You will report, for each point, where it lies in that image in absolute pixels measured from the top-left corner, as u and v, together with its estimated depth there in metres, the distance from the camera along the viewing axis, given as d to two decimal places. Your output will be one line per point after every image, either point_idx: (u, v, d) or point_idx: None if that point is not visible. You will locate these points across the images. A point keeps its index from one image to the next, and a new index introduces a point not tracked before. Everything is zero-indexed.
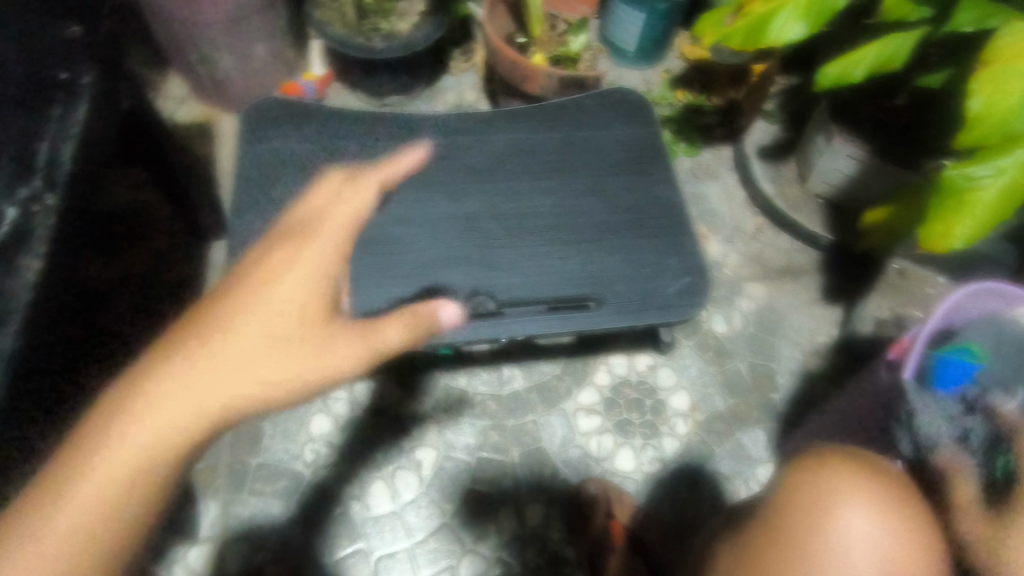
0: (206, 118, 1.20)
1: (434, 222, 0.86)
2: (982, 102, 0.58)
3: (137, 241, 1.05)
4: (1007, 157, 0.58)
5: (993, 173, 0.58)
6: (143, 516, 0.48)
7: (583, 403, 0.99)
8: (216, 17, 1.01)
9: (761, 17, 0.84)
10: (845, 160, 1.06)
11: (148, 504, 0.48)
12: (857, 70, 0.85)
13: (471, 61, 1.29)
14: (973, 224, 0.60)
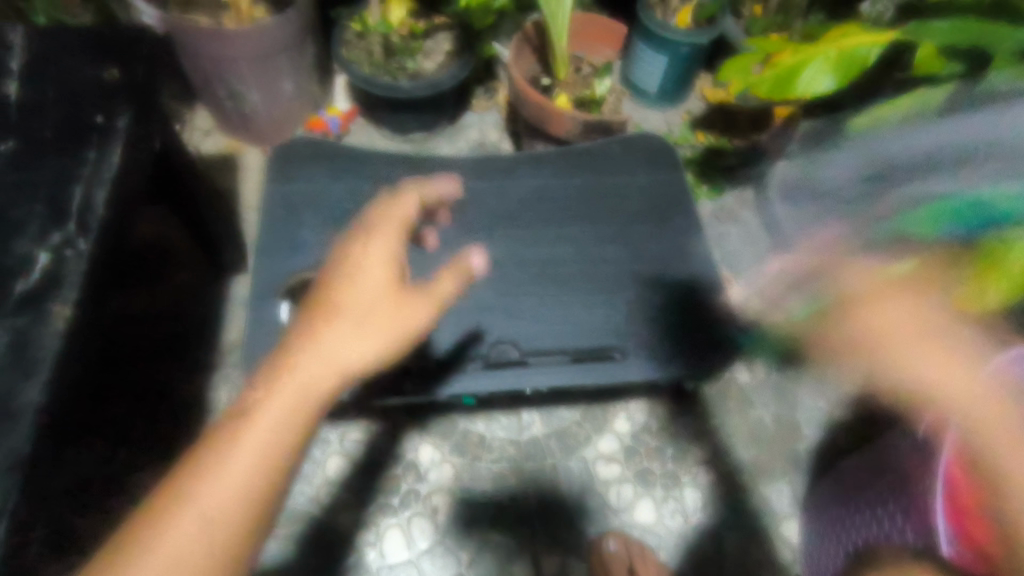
0: (231, 151, 1.21)
1: None
2: None
3: (160, 275, 1.05)
4: None
5: None
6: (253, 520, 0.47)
7: (603, 451, 0.97)
8: (246, 56, 1.02)
9: (789, 67, 0.84)
10: None
11: (268, 509, 0.48)
12: (886, 122, 0.85)
13: (494, 100, 1.30)
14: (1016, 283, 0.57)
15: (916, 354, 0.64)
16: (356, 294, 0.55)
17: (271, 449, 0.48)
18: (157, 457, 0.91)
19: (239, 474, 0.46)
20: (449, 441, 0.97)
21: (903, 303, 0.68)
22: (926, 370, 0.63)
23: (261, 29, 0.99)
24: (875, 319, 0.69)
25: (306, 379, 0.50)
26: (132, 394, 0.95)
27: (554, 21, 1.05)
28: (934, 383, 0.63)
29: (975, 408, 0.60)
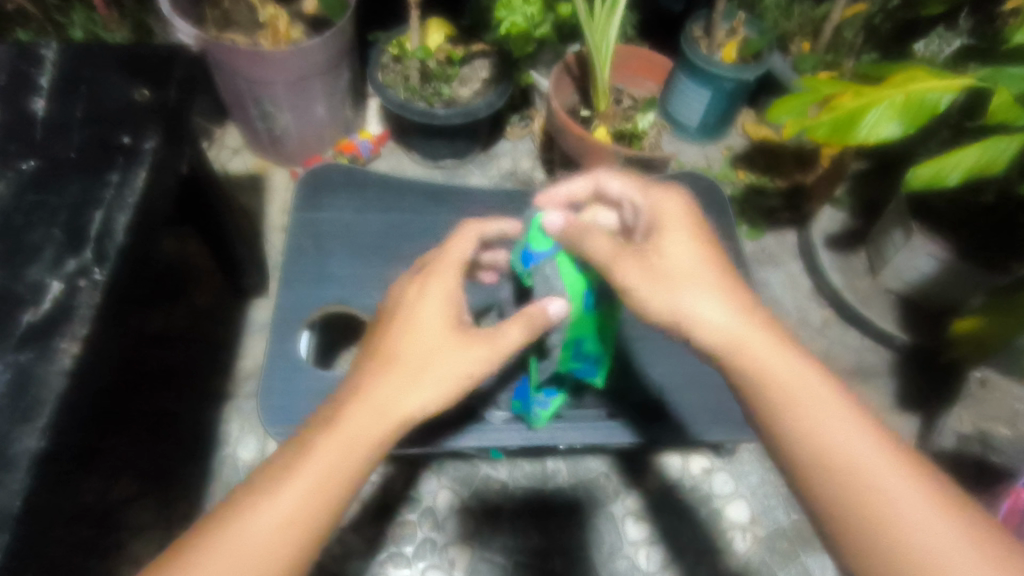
0: (259, 171, 1.18)
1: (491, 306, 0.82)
2: None
3: (178, 295, 1.02)
4: None
5: None
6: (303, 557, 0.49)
7: (633, 507, 0.91)
8: (280, 77, 1.00)
9: (849, 112, 0.79)
10: (925, 259, 0.98)
11: (319, 535, 0.50)
12: (952, 172, 0.79)
13: (529, 128, 1.26)
14: None
15: (832, 416, 0.50)
16: (416, 344, 0.56)
17: (322, 494, 0.50)
18: (161, 490, 0.87)
19: (297, 504, 0.49)
20: (468, 487, 0.91)
21: (711, 284, 0.55)
22: (805, 424, 0.50)
23: (297, 51, 0.96)
24: (631, 274, 0.54)
25: (369, 420, 0.53)
26: (139, 421, 0.91)
27: (597, 52, 1.01)
28: (818, 421, 0.50)
29: (880, 476, 0.48)
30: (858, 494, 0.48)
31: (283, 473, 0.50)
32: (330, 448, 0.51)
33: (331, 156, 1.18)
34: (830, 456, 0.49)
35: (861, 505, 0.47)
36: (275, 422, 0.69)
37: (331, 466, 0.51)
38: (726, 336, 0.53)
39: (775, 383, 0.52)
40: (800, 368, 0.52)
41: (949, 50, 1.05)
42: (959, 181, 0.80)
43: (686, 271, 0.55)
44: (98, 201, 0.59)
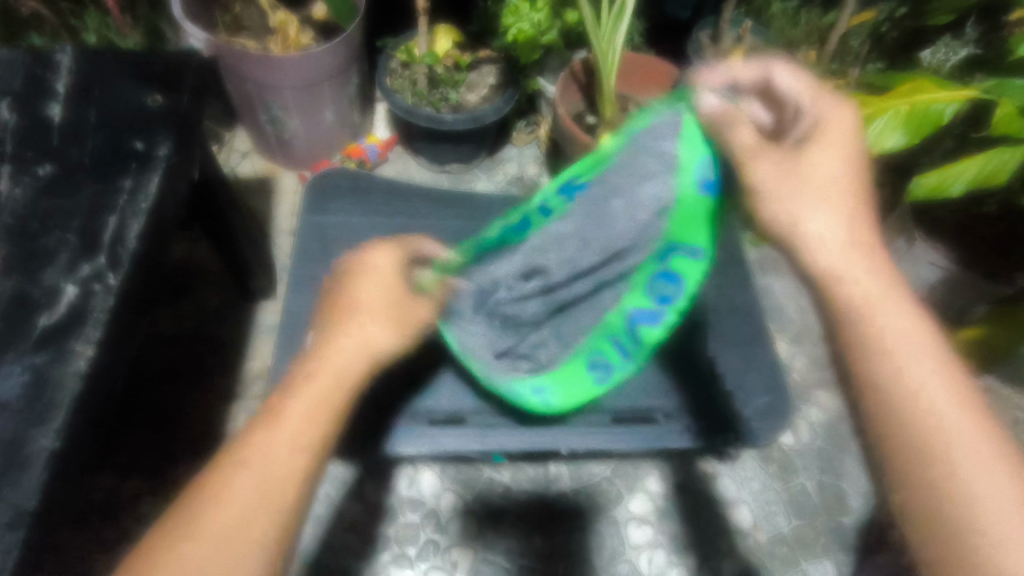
0: (268, 174, 1.20)
1: None
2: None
3: (187, 296, 1.03)
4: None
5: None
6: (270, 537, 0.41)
7: (635, 512, 0.92)
8: (290, 81, 1.01)
9: (854, 121, 0.79)
10: (928, 269, 0.99)
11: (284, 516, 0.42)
12: (956, 182, 0.79)
13: (535, 134, 1.27)
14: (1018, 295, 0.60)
15: (916, 353, 0.45)
16: (334, 340, 0.51)
17: (269, 477, 0.43)
18: (168, 489, 0.87)
19: (236, 495, 0.41)
20: (472, 490, 0.92)
21: (836, 212, 0.52)
22: (899, 362, 0.45)
23: (307, 56, 0.97)
24: (755, 163, 0.54)
25: (318, 391, 0.48)
26: (149, 420, 0.92)
27: (604, 59, 1.02)
28: (904, 353, 0.45)
29: (961, 439, 0.42)
30: (942, 446, 0.42)
31: (225, 472, 0.43)
32: (269, 435, 0.44)
33: (339, 160, 1.19)
34: (913, 404, 0.43)
35: (933, 457, 0.42)
36: None
37: (268, 451, 0.43)
38: (834, 260, 0.50)
39: (885, 319, 0.47)
40: (907, 318, 0.47)
41: (956, 58, 1.06)
42: (963, 192, 0.81)
43: (837, 210, 0.51)
44: (112, 207, 0.60)
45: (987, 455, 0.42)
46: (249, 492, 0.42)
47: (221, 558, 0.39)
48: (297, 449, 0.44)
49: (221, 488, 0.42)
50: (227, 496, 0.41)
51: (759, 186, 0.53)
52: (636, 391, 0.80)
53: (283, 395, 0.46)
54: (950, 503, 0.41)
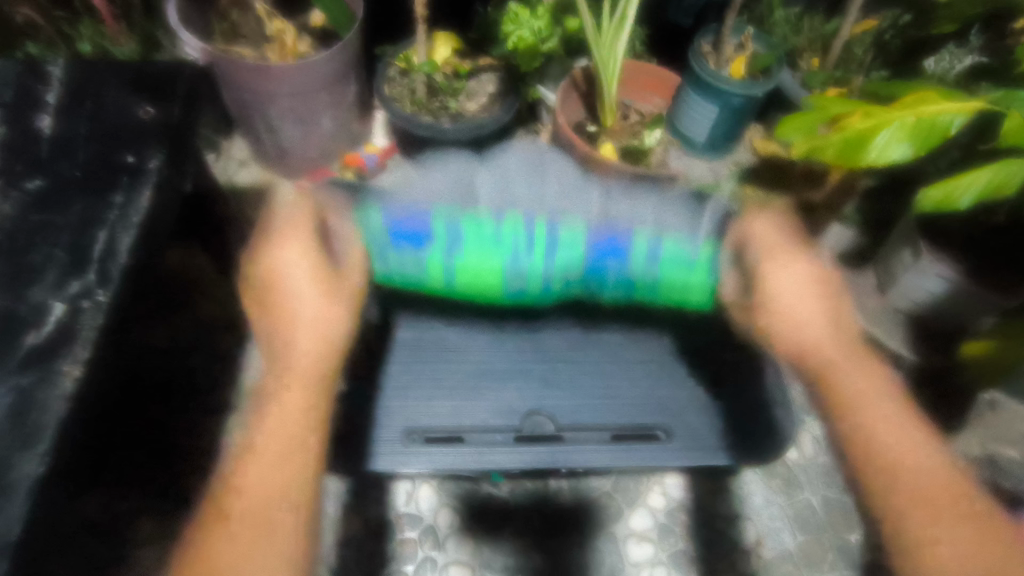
0: (265, 183, 1.18)
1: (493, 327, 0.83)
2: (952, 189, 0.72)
3: (182, 307, 1.02)
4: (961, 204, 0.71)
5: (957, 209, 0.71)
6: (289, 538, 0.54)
7: (636, 528, 0.90)
8: (287, 91, 1.00)
9: (859, 132, 0.78)
10: (935, 281, 0.97)
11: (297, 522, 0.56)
12: (963, 195, 0.78)
13: (535, 142, 1.26)
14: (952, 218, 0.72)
15: (894, 424, 0.56)
16: (285, 337, 0.65)
17: (268, 500, 0.56)
18: (162, 504, 0.86)
19: (259, 476, 0.57)
20: (471, 505, 0.91)
21: (817, 308, 0.63)
22: (863, 403, 0.57)
23: (304, 65, 0.96)
24: (768, 282, 0.66)
25: (282, 401, 0.61)
26: (143, 434, 0.91)
27: (604, 68, 1.01)
28: (883, 420, 0.56)
29: (918, 475, 0.53)
30: (912, 481, 0.53)
31: (235, 496, 0.56)
32: (264, 446, 0.59)
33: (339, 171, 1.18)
34: (888, 447, 0.55)
35: (911, 496, 0.52)
36: None
37: (262, 465, 0.57)
38: (815, 346, 0.61)
39: (845, 376, 0.59)
40: (884, 391, 0.58)
41: (960, 66, 1.05)
42: (970, 204, 0.79)
43: (786, 296, 0.64)
44: (103, 222, 0.59)
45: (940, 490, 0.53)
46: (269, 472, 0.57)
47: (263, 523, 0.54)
48: (294, 449, 0.59)
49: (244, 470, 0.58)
50: (248, 478, 0.57)
51: (770, 298, 0.65)
52: (637, 407, 0.78)
53: (265, 415, 0.61)
54: (918, 526, 0.51)
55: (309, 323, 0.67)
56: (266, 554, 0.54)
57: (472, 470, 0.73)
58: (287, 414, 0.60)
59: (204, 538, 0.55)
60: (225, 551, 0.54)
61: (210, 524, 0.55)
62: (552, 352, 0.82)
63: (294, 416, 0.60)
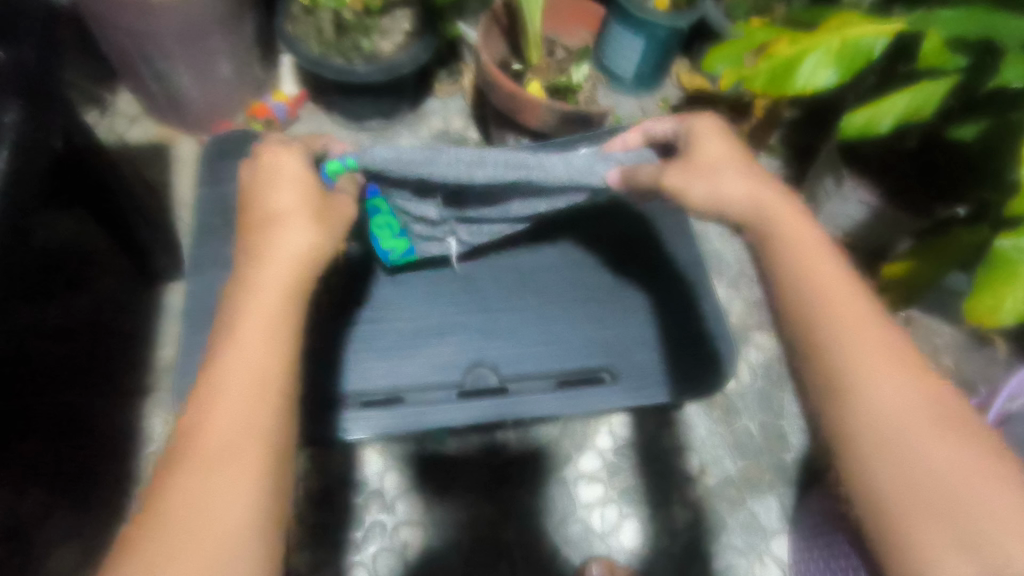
0: (161, 141, 1.07)
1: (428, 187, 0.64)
2: (891, 124, 0.78)
3: (73, 282, 0.92)
4: (901, 114, 0.78)
5: (892, 126, 0.78)
6: (263, 460, 0.42)
7: (585, 470, 0.91)
8: (172, 33, 0.88)
9: (786, 60, 0.78)
10: (856, 206, 1.01)
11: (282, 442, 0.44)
12: (884, 120, 0.78)
13: (459, 84, 1.19)
14: (893, 117, 0.78)
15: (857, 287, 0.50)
16: (268, 200, 0.54)
17: (257, 408, 0.43)
18: (78, 500, 0.79)
19: (229, 398, 0.43)
20: (420, 463, 0.90)
21: (740, 179, 0.57)
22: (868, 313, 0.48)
23: (189, 3, 0.85)
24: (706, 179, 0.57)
25: (257, 280, 0.48)
26: (47, 429, 0.82)
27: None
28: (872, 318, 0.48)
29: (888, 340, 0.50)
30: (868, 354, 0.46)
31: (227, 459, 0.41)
32: (263, 386, 0.44)
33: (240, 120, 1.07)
34: (846, 322, 0.47)
35: (872, 370, 0.45)
36: None
37: (264, 399, 0.44)
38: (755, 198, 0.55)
39: (796, 253, 0.52)
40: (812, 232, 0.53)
41: None
42: (891, 129, 0.80)
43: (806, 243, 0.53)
44: None
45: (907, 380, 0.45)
46: (237, 400, 0.44)
47: (238, 489, 0.40)
48: (269, 356, 0.45)
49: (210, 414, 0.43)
50: (220, 410, 0.43)
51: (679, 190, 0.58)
52: (596, 345, 0.77)
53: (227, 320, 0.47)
54: (892, 421, 0.44)
55: (286, 241, 0.51)
56: (223, 506, 0.40)
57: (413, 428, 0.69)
58: (267, 306, 0.47)
59: (192, 477, 0.40)
60: (212, 484, 0.40)
61: (211, 460, 0.41)
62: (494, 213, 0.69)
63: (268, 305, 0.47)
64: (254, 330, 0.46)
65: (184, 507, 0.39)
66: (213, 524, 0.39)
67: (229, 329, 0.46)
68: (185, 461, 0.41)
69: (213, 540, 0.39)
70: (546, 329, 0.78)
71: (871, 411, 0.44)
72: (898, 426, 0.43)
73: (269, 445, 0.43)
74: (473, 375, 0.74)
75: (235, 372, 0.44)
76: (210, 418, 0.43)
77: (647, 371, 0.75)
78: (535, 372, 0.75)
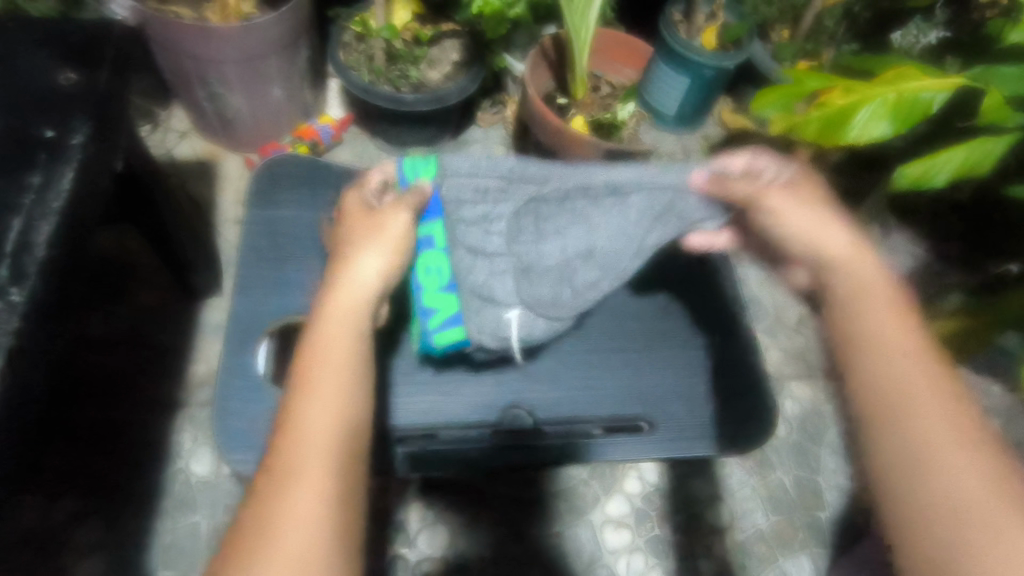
0: (209, 157, 1.09)
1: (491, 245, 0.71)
2: (947, 177, 0.75)
3: (118, 292, 0.94)
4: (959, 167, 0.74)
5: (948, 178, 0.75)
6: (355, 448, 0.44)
7: (612, 515, 0.89)
8: (230, 56, 0.91)
9: (841, 109, 0.76)
10: (902, 256, 0.97)
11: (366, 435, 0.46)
12: (940, 172, 0.75)
13: (501, 114, 1.20)
14: (949, 169, 0.75)
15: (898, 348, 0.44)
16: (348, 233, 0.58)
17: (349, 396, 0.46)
18: (105, 512, 0.79)
19: (320, 387, 0.45)
20: (444, 496, 0.88)
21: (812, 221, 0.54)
22: (898, 370, 0.43)
23: (249, 29, 0.87)
24: (773, 211, 0.55)
25: (340, 295, 0.52)
26: (80, 438, 0.83)
27: (576, 36, 0.95)
28: (894, 377, 0.43)
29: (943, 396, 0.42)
30: (930, 419, 0.41)
31: (322, 442, 0.43)
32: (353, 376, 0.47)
33: (287, 141, 1.09)
34: (909, 374, 0.43)
35: (927, 433, 0.41)
36: (235, 449, 0.63)
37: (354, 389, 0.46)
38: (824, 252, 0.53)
39: (872, 305, 0.48)
40: (874, 277, 0.50)
41: (925, 42, 1.04)
42: (945, 183, 0.76)
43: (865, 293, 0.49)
44: (20, 209, 0.51)
45: (956, 446, 0.40)
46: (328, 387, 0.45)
47: (315, 510, 0.40)
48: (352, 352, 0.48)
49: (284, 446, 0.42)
50: (306, 398, 0.45)
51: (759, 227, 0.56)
52: (636, 392, 0.76)
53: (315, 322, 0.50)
54: (949, 494, 0.38)
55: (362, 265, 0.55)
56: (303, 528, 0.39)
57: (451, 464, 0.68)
58: (341, 315, 0.50)
59: (285, 461, 0.41)
60: (308, 468, 0.41)
61: (306, 444, 0.42)
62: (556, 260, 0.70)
63: (347, 312, 0.51)
64: (340, 330, 0.49)
65: (279, 488, 0.40)
66: (308, 505, 0.40)
67: (315, 330, 0.49)
68: (281, 443, 0.42)
69: (309, 524, 0.39)
70: (587, 372, 0.77)
71: (946, 497, 0.38)
72: (950, 497, 0.38)
73: (356, 434, 0.45)
74: (511, 415, 0.74)
75: (326, 362, 0.46)
76: (303, 405, 0.44)
77: (682, 419, 0.74)
78: (572, 418, 0.74)
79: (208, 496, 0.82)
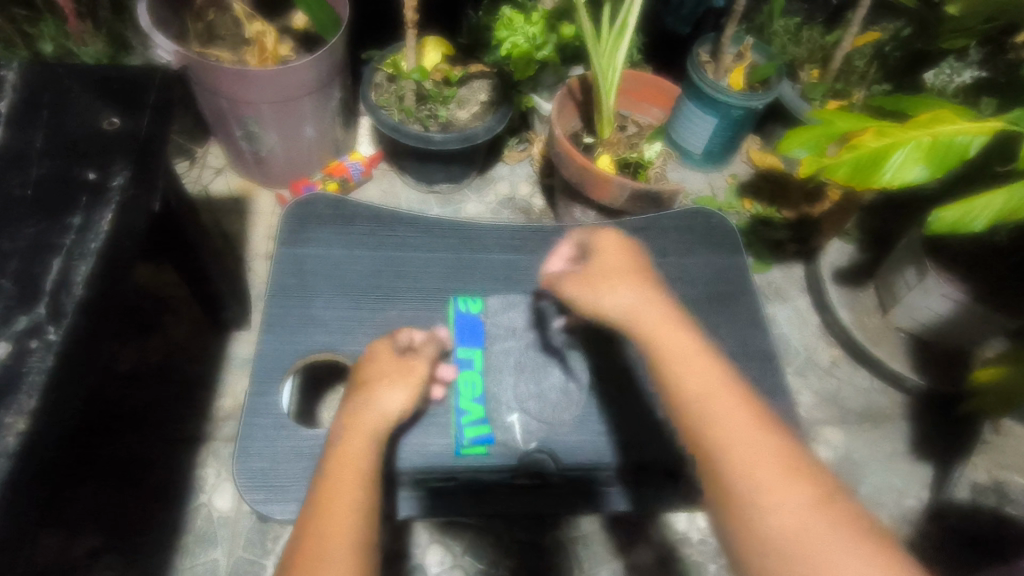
0: (243, 193, 1.12)
1: (517, 342, 0.79)
2: (983, 223, 0.72)
3: (152, 324, 0.96)
4: (996, 214, 0.72)
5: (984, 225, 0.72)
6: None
7: (638, 564, 0.86)
8: (264, 98, 0.94)
9: (872, 153, 0.75)
10: (940, 301, 0.93)
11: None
12: (978, 218, 0.72)
13: (527, 151, 1.21)
14: (987, 215, 0.72)
15: (722, 407, 0.46)
16: (368, 370, 0.60)
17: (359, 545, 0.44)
18: (126, 547, 0.79)
19: (317, 529, 0.45)
20: (466, 539, 0.86)
21: (628, 284, 0.55)
22: (732, 448, 0.43)
23: (283, 73, 0.90)
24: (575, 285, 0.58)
25: (353, 437, 0.52)
26: (105, 472, 0.84)
27: (604, 78, 0.96)
28: (734, 452, 0.43)
29: (767, 456, 0.43)
30: (746, 455, 0.43)
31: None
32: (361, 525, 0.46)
33: (318, 178, 1.11)
34: (727, 434, 0.44)
35: (753, 475, 0.42)
36: (255, 488, 0.63)
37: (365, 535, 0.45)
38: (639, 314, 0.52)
39: (660, 340, 0.50)
40: (648, 288, 0.55)
41: (959, 82, 1.00)
42: (983, 228, 0.74)
43: (672, 350, 0.49)
44: (60, 250, 0.53)
45: (831, 538, 0.39)
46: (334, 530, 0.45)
47: (348, 545, 0.44)
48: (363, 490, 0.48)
49: (318, 504, 0.47)
50: (305, 533, 0.45)
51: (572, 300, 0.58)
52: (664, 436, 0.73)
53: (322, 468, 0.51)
54: (795, 535, 0.40)
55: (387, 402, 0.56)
56: None
57: (472, 513, 0.66)
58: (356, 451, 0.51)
59: None
60: None
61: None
62: (569, 364, 0.77)
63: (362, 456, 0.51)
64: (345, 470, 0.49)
65: None
66: None
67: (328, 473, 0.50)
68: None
69: None
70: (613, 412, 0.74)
71: None
72: (793, 538, 0.39)
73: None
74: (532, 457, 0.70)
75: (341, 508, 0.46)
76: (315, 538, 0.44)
77: None
78: (593, 465, 0.71)
79: (230, 529, 0.82)
